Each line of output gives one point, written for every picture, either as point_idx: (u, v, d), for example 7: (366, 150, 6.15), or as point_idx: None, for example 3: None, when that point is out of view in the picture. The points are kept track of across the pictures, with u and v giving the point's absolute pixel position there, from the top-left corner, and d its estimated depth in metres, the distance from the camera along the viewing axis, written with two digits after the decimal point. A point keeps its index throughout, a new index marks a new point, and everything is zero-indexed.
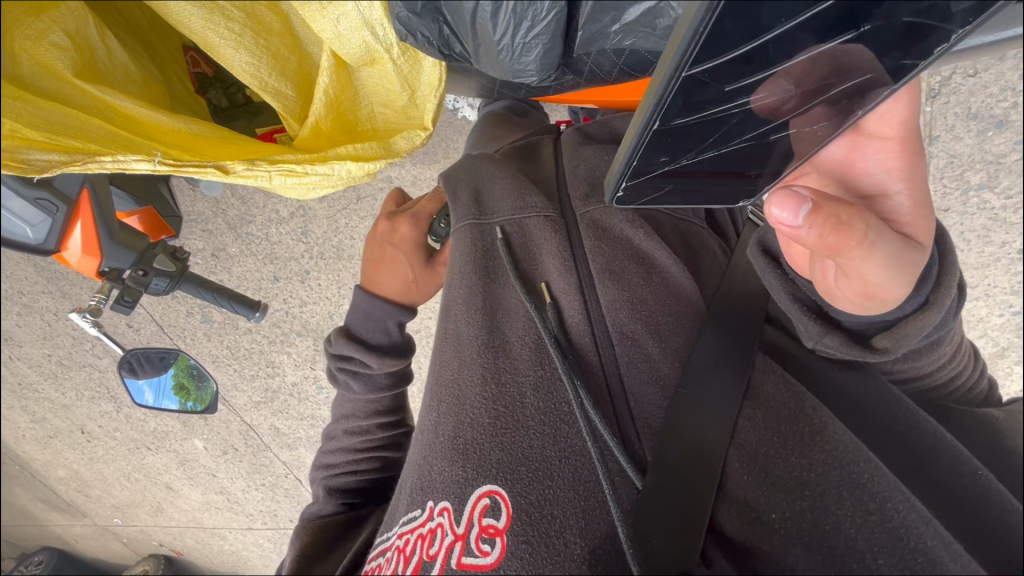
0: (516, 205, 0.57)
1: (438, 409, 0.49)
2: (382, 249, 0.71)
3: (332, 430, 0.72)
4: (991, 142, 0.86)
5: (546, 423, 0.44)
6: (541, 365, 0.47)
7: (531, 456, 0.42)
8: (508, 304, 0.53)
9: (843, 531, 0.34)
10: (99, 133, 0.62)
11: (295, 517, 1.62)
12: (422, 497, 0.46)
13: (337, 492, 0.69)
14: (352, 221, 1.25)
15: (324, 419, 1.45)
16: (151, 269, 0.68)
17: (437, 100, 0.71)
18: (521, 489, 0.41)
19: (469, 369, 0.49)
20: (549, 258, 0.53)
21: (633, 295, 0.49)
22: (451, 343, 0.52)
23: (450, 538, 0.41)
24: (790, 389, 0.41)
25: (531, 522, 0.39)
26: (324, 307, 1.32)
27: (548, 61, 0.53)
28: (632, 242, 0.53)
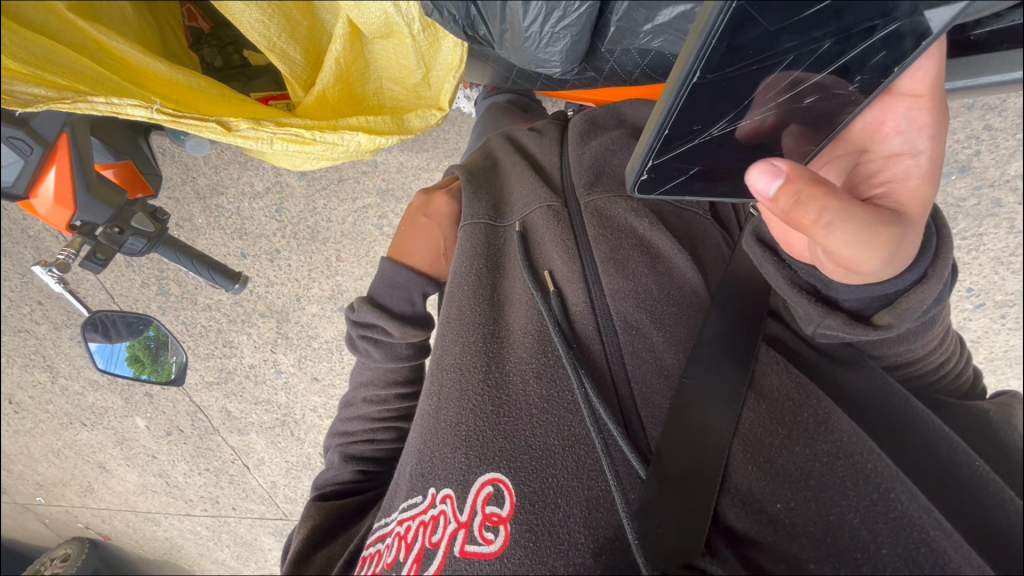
0: (526, 199, 0.59)
1: (438, 395, 0.49)
2: (415, 219, 0.72)
3: (352, 398, 0.71)
4: (953, 185, 0.92)
5: (550, 412, 0.44)
6: (544, 353, 0.47)
7: (534, 445, 0.42)
8: (513, 294, 0.54)
9: (847, 521, 0.35)
10: (88, 74, 0.58)
11: (237, 506, 1.56)
12: (422, 484, 0.45)
13: (352, 459, 0.68)
14: (331, 203, 1.22)
15: (280, 405, 1.40)
16: (128, 227, 0.61)
17: (455, 82, 0.71)
18: (524, 478, 0.41)
19: (472, 355, 0.49)
20: (553, 246, 0.54)
21: (638, 285, 0.50)
22: (453, 328, 0.52)
23: (453, 525, 0.41)
24: (795, 380, 0.42)
25: (534, 511, 0.39)
26: (291, 290, 1.28)
27: (573, 54, 0.53)
28: (637, 230, 0.54)
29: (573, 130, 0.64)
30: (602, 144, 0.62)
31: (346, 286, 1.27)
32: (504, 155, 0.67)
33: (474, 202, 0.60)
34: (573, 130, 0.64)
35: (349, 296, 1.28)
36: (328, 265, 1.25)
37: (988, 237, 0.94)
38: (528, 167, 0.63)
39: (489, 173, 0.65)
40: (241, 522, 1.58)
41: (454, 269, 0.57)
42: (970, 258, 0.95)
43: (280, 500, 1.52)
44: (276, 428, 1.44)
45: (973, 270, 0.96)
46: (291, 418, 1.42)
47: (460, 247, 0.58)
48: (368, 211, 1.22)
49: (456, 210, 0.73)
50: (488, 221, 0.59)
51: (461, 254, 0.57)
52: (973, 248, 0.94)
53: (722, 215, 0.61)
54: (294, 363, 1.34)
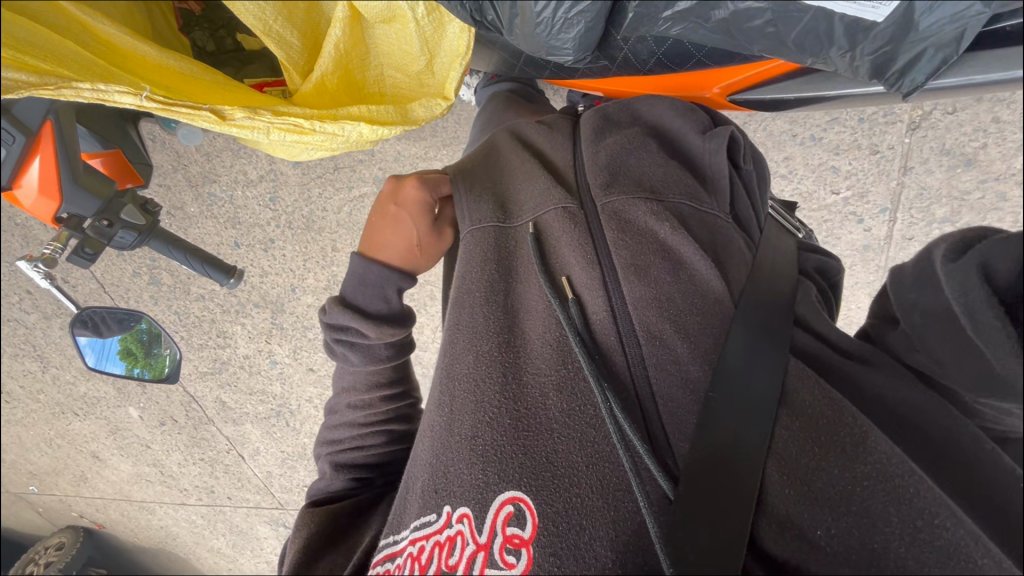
0: (539, 199, 0.62)
1: (452, 406, 0.53)
2: (384, 210, 0.69)
3: (337, 405, 0.71)
4: (959, 177, 0.98)
5: (571, 427, 0.47)
6: (564, 364, 0.50)
7: (556, 462, 0.45)
8: (529, 302, 0.57)
9: (892, 550, 0.36)
10: (74, 58, 0.55)
11: (233, 496, 1.55)
12: (437, 501, 0.48)
13: (343, 468, 0.69)
14: (327, 191, 1.19)
15: (275, 395, 1.39)
16: (117, 220, 0.58)
17: (460, 69, 0.68)
18: (546, 497, 0.44)
19: (487, 367, 0.53)
20: (570, 252, 0.56)
21: (660, 292, 0.51)
22: (464, 336, 0.56)
23: (473, 547, 0.44)
24: (827, 397, 0.42)
25: (559, 533, 0.42)
26: (286, 280, 1.26)
27: (586, 41, 0.51)
28: (658, 235, 0.55)
29: (588, 127, 0.67)
30: (617, 142, 0.65)
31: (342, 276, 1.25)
32: (508, 150, 0.72)
33: (481, 205, 0.65)
34: (587, 126, 0.67)
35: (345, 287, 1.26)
36: (324, 255, 1.23)
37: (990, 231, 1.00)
38: (541, 167, 0.66)
39: (490, 169, 0.70)
40: (237, 511, 1.57)
41: (467, 275, 0.61)
42: None
43: (276, 489, 1.51)
44: (271, 418, 1.42)
45: None
46: (287, 409, 1.40)
47: (470, 250, 0.63)
48: (365, 200, 1.19)
49: (428, 199, 0.68)
50: (499, 223, 0.63)
51: (472, 259, 0.62)
52: None
53: (742, 216, 0.61)
54: (290, 354, 1.33)
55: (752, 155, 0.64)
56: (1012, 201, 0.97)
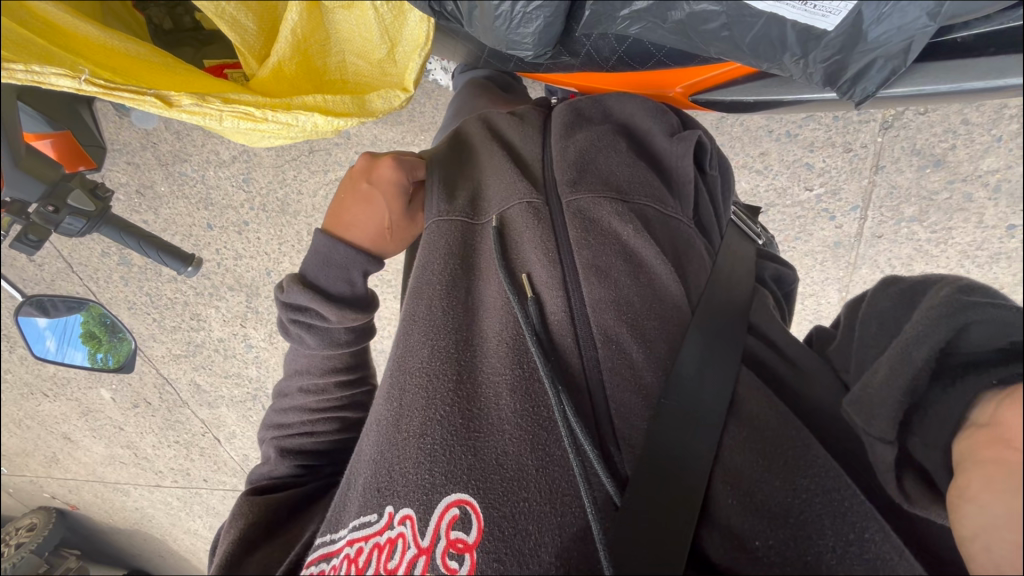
0: (505, 194, 0.63)
1: (402, 403, 0.54)
2: (356, 186, 0.68)
3: (288, 389, 0.71)
4: (927, 177, 1.00)
5: (523, 429, 0.50)
6: (520, 364, 0.53)
7: (506, 465, 0.48)
8: (487, 298, 0.60)
9: (823, 560, 0.38)
10: (9, 35, 0.52)
11: (209, 478, 1.54)
12: (379, 501, 0.50)
13: (292, 453, 0.70)
14: (302, 174, 1.16)
15: (251, 379, 1.37)
16: (64, 207, 0.56)
17: (418, 61, 0.67)
18: (493, 500, 0.47)
19: (439, 363, 0.55)
20: (531, 249, 0.59)
21: (619, 296, 0.55)
22: (420, 328, 0.58)
23: (414, 552, 0.47)
24: (773, 408, 0.46)
25: (504, 538, 0.45)
26: (261, 264, 1.24)
27: (546, 36, 0.50)
28: (621, 238, 0.58)
29: (558, 121, 0.68)
30: (588, 138, 0.66)
31: None
32: (480, 141, 0.71)
33: (452, 200, 0.65)
34: (558, 120, 0.68)
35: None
36: (300, 239, 1.21)
37: (956, 231, 1.02)
38: (509, 160, 0.66)
39: (459, 161, 0.70)
40: (214, 494, 1.56)
41: (429, 265, 0.62)
42: (937, 250, 1.05)
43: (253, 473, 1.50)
44: (247, 402, 1.40)
45: (941, 261, 1.05)
46: (262, 392, 1.38)
47: (435, 240, 0.63)
48: None
49: (401, 179, 0.67)
50: (466, 218, 0.64)
51: (435, 252, 0.62)
52: (942, 241, 1.04)
53: (704, 222, 0.66)
54: (265, 338, 1.31)
55: (722, 166, 0.68)
56: (982, 202, 0.98)
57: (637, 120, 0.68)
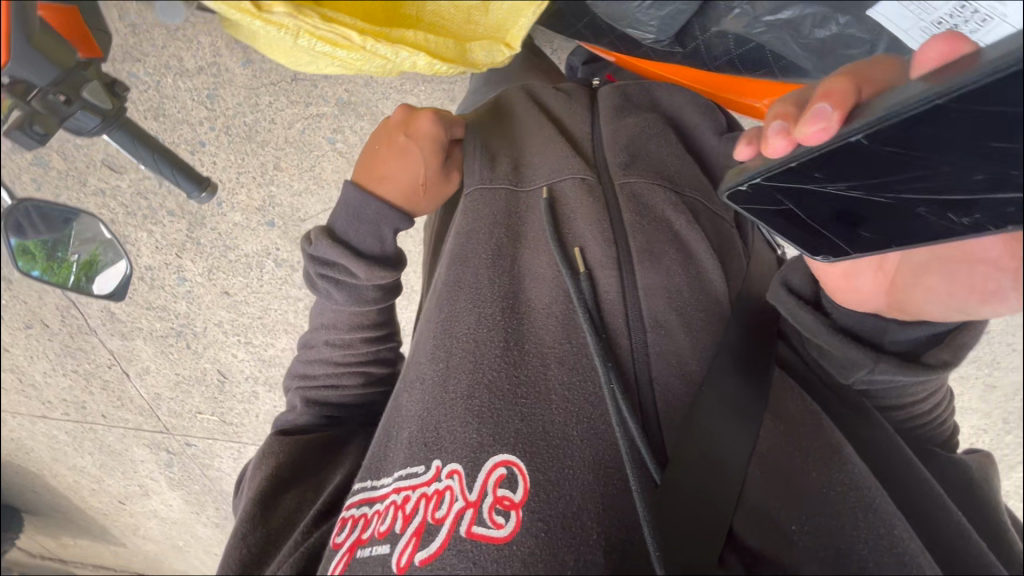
0: (556, 166, 0.61)
1: (449, 363, 0.53)
2: (391, 137, 0.63)
3: (313, 341, 0.70)
4: None
5: (570, 399, 0.50)
6: (569, 339, 0.53)
7: (551, 431, 0.48)
8: (534, 267, 0.58)
9: (856, 551, 0.42)
10: None
11: (109, 413, 1.42)
12: (426, 455, 0.50)
13: (315, 403, 0.69)
14: (279, 102, 1.06)
15: (178, 314, 1.26)
16: (77, 98, 0.45)
17: (530, 17, 0.53)
18: (538, 464, 0.46)
19: (487, 330, 0.54)
20: (587, 225, 0.58)
21: (670, 283, 0.56)
22: (467, 293, 0.56)
23: (462, 504, 0.46)
24: (806, 407, 0.50)
25: (548, 501, 0.45)
26: (212, 193, 1.13)
27: (672, 20, 0.54)
28: (673, 226, 0.59)
29: (607, 103, 0.67)
30: (637, 124, 0.65)
31: (280, 198, 1.15)
32: (522, 108, 0.68)
33: (494, 167, 0.63)
34: (606, 102, 0.67)
35: (280, 209, 1.16)
36: (263, 171, 1.12)
37: None
38: (558, 133, 0.65)
39: (502, 127, 0.67)
40: (112, 431, 1.45)
41: (476, 230, 0.60)
42: None
43: (163, 414, 1.41)
44: (169, 338, 1.29)
45: None
46: (189, 330, 1.28)
47: (480, 211, 0.61)
48: (323, 120, 1.09)
49: (439, 134, 0.63)
50: (511, 185, 0.62)
51: (482, 221, 0.60)
52: None
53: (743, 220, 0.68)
54: (204, 272, 1.21)
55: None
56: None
57: (682, 111, 0.69)
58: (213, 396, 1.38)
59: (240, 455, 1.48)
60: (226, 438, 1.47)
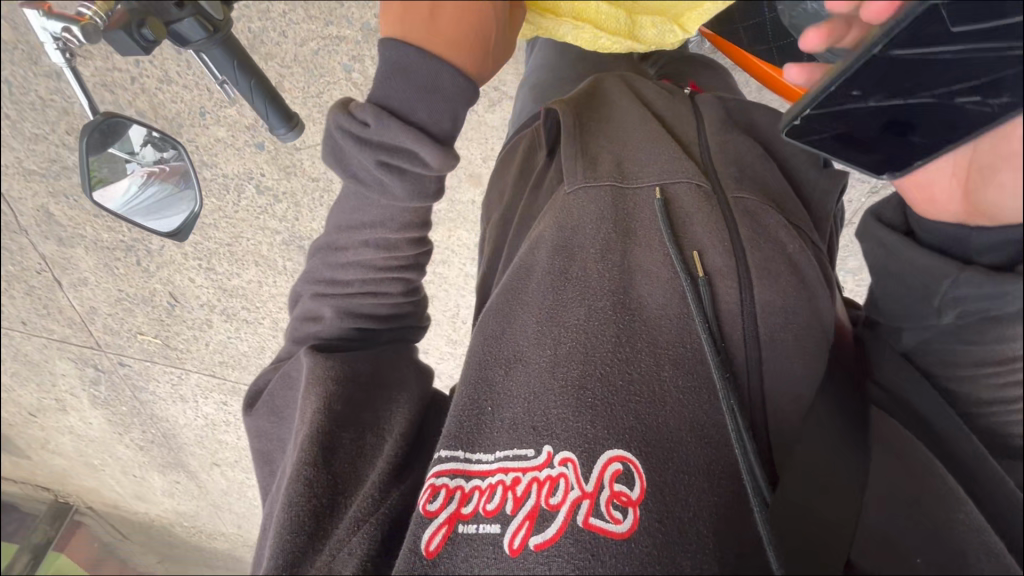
0: (667, 168, 0.60)
1: (558, 350, 0.52)
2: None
3: (347, 242, 0.63)
4: None
5: (686, 401, 0.49)
6: (685, 342, 0.51)
7: (665, 433, 0.47)
8: (643, 263, 0.56)
9: None
10: None
11: (25, 319, 1.50)
12: (536, 439, 0.49)
13: (349, 316, 0.65)
14: (297, 15, 1.06)
15: (129, 229, 1.30)
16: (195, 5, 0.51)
17: None
18: (653, 464, 0.46)
19: (598, 322, 0.52)
20: (705, 231, 0.56)
21: (786, 304, 0.54)
22: (575, 285, 0.55)
23: (578, 493, 0.46)
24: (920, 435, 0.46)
25: (663, 502, 0.45)
26: (195, 103, 1.14)
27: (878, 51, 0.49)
28: (787, 249, 0.57)
29: (712, 115, 0.67)
30: (743, 142, 0.64)
31: None
32: (626, 105, 0.68)
33: (597, 167, 0.61)
34: (711, 114, 0.67)
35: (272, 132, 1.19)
36: None
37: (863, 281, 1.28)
38: (666, 134, 0.63)
39: (615, 125, 0.66)
40: (30, 340, 1.53)
41: (585, 224, 0.58)
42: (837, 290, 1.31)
43: (95, 329, 1.48)
44: (116, 251, 1.34)
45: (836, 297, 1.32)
46: (141, 247, 1.33)
47: (584, 207, 0.59)
48: (343, 44, 1.08)
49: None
50: (615, 183, 0.60)
51: (588, 216, 0.58)
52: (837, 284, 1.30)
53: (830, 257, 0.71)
54: None
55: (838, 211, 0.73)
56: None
57: (779, 142, 0.68)
58: (160, 318, 1.45)
59: (177, 381, 1.56)
60: (165, 362, 1.54)
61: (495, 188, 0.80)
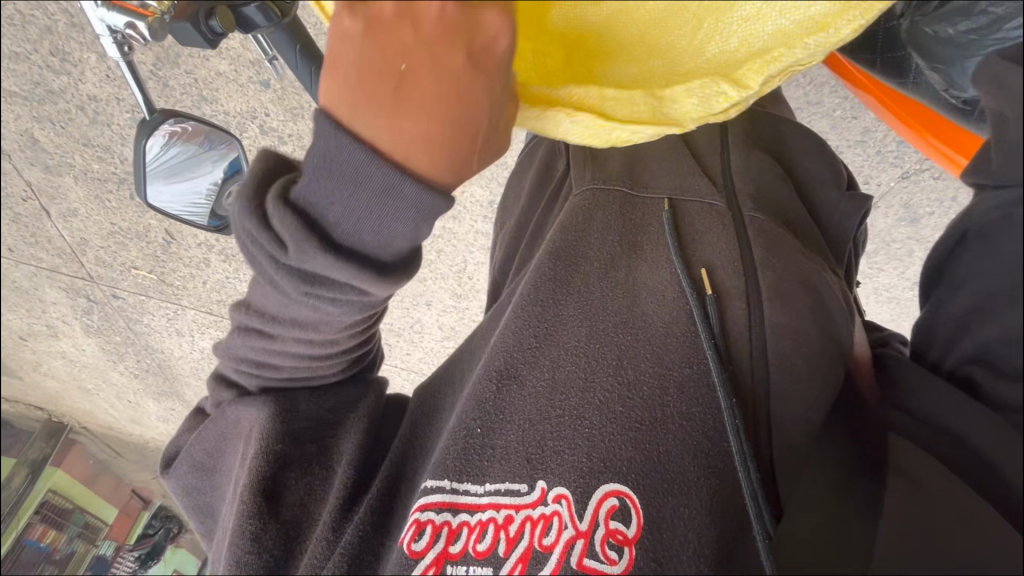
0: (681, 184, 0.60)
1: (561, 374, 0.50)
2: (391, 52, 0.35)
3: (273, 333, 0.52)
4: (898, 230, 1.20)
5: (689, 433, 0.45)
6: (690, 364, 0.48)
7: (671, 472, 0.43)
8: (650, 283, 0.54)
9: None
10: None
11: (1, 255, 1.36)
12: (530, 472, 0.47)
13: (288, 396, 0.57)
14: None
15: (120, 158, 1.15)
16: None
17: None
18: (651, 498, 0.42)
19: (602, 346, 0.50)
20: (716, 251, 0.54)
21: (799, 326, 0.49)
22: (581, 309, 0.54)
23: (572, 533, 0.43)
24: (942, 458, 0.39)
25: (660, 539, 0.41)
26: None
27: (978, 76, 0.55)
28: (800, 270, 0.52)
29: (737, 128, 0.66)
30: (763, 161, 0.63)
31: None
32: None
33: (609, 171, 0.63)
34: (736, 127, 0.66)
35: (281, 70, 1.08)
36: None
37: (880, 271, 1.27)
38: (682, 145, 0.64)
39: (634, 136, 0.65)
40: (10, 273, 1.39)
41: (592, 239, 0.58)
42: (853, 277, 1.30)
43: (88, 261, 1.33)
44: (108, 183, 1.19)
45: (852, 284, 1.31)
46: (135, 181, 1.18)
47: (579, 214, 0.60)
48: None
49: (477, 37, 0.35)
50: (625, 190, 0.62)
51: (606, 236, 0.58)
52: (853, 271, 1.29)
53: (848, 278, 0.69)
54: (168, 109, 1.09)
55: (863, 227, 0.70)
56: (915, 260, 1.23)
57: (803, 161, 0.67)
58: (155, 254, 1.32)
59: (173, 316, 1.45)
60: (160, 297, 1.42)
61: (511, 193, 0.81)
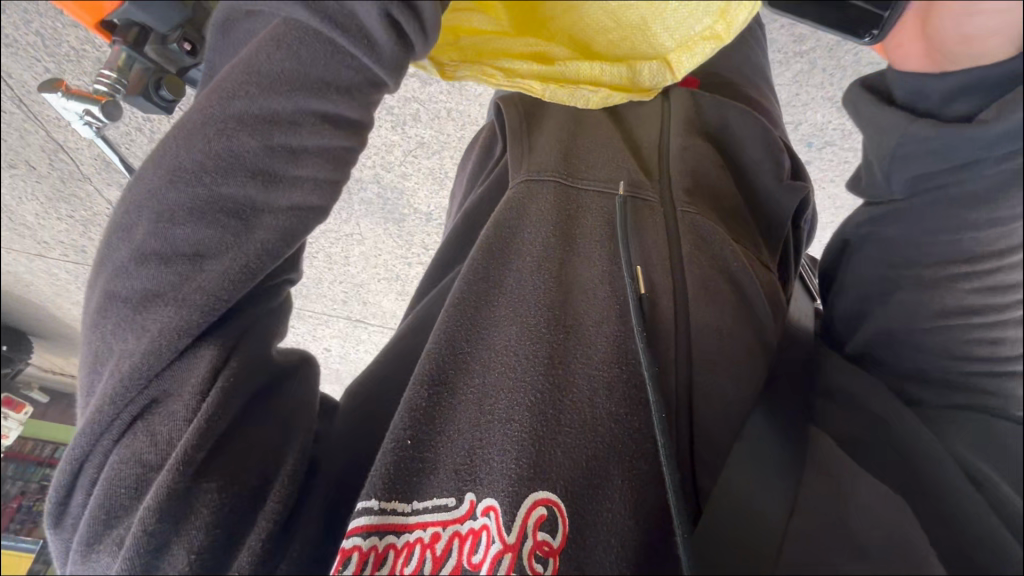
0: (612, 173, 0.57)
1: (488, 376, 0.46)
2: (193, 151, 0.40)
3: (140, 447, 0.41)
4: None
5: (621, 436, 0.44)
6: (620, 366, 0.46)
7: (596, 474, 0.42)
8: (583, 276, 0.51)
9: None
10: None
11: None
12: (461, 482, 0.43)
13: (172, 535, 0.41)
14: None
15: None
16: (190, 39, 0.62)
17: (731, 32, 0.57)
18: (579, 508, 0.41)
19: (531, 342, 0.46)
20: (643, 250, 0.52)
21: (723, 322, 0.51)
22: (514, 303, 0.49)
23: (499, 547, 0.39)
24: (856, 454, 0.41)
25: (584, 547, 0.40)
26: None
27: None
28: (729, 266, 0.54)
29: (682, 111, 0.64)
30: (702, 150, 0.62)
31: None
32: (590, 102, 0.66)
33: (546, 157, 0.57)
34: (681, 110, 0.64)
35: None
36: None
37: None
38: (620, 134, 0.61)
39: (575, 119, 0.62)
40: None
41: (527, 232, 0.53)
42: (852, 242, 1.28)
43: None
44: None
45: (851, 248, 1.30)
46: None
47: (529, 207, 0.54)
48: None
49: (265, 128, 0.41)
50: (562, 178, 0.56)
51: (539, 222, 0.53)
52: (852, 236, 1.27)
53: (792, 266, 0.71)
54: None
55: (809, 211, 0.70)
56: None
57: (747, 145, 0.64)
58: None
59: None
60: None
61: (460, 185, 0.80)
